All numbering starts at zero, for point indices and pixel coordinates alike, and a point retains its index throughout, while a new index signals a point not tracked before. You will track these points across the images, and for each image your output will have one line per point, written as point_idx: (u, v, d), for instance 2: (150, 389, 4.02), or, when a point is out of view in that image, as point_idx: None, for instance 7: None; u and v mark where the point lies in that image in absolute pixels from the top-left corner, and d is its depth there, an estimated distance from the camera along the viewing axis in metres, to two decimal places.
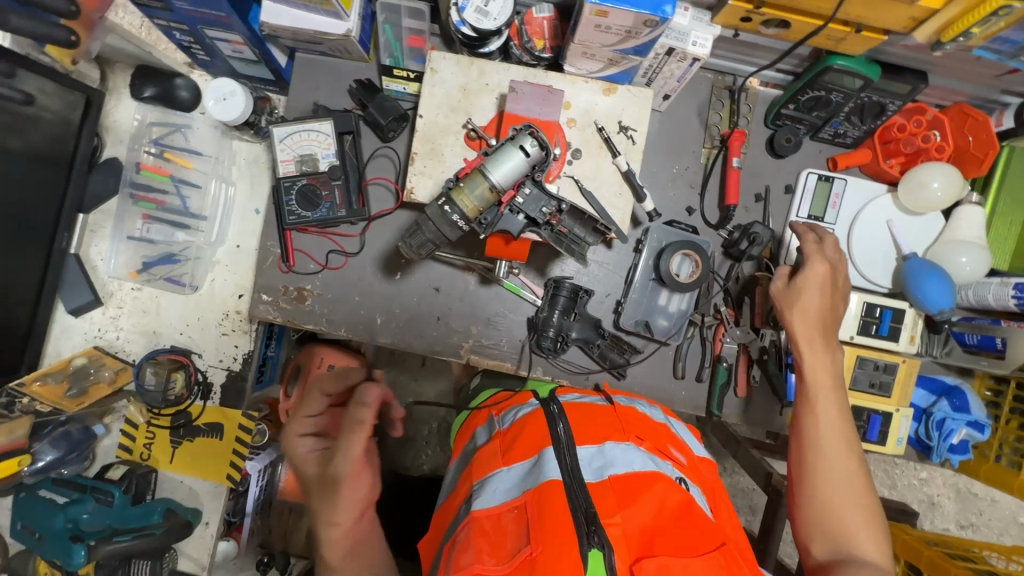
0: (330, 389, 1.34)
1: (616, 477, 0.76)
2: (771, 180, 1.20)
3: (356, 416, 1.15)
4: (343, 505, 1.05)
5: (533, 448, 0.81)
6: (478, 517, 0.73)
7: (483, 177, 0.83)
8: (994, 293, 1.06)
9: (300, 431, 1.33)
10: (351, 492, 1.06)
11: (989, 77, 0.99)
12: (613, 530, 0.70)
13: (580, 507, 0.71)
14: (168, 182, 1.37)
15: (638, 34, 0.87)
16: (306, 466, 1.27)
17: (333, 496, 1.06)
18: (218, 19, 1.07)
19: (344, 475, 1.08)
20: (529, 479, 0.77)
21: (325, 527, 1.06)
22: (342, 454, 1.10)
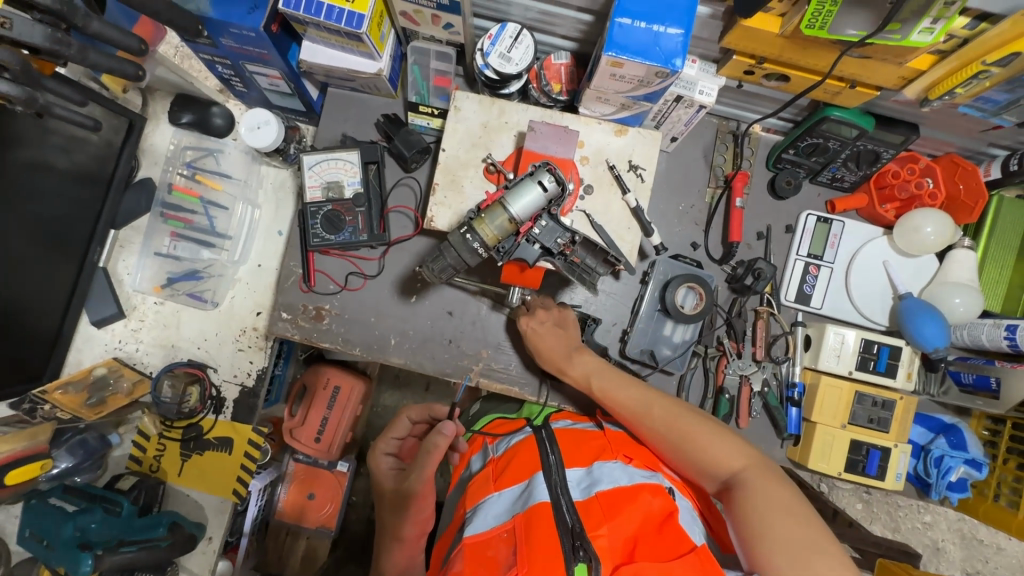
0: (419, 417, 1.12)
1: (603, 494, 0.81)
2: (773, 220, 1.26)
3: (433, 442, 0.97)
4: (412, 522, 0.96)
5: (524, 474, 0.86)
6: (471, 540, 0.77)
7: (503, 209, 0.88)
8: (988, 334, 1.11)
9: (384, 447, 1.09)
10: (420, 511, 0.97)
11: (976, 131, 1.06)
12: (600, 541, 0.74)
13: (566, 525, 0.75)
14: (197, 203, 1.44)
15: (649, 83, 0.94)
16: (385, 485, 1.04)
17: (401, 513, 0.97)
18: (260, 55, 1.15)
19: (419, 496, 0.96)
20: (520, 504, 0.81)
21: (397, 544, 0.98)
22: (413, 474, 0.97)
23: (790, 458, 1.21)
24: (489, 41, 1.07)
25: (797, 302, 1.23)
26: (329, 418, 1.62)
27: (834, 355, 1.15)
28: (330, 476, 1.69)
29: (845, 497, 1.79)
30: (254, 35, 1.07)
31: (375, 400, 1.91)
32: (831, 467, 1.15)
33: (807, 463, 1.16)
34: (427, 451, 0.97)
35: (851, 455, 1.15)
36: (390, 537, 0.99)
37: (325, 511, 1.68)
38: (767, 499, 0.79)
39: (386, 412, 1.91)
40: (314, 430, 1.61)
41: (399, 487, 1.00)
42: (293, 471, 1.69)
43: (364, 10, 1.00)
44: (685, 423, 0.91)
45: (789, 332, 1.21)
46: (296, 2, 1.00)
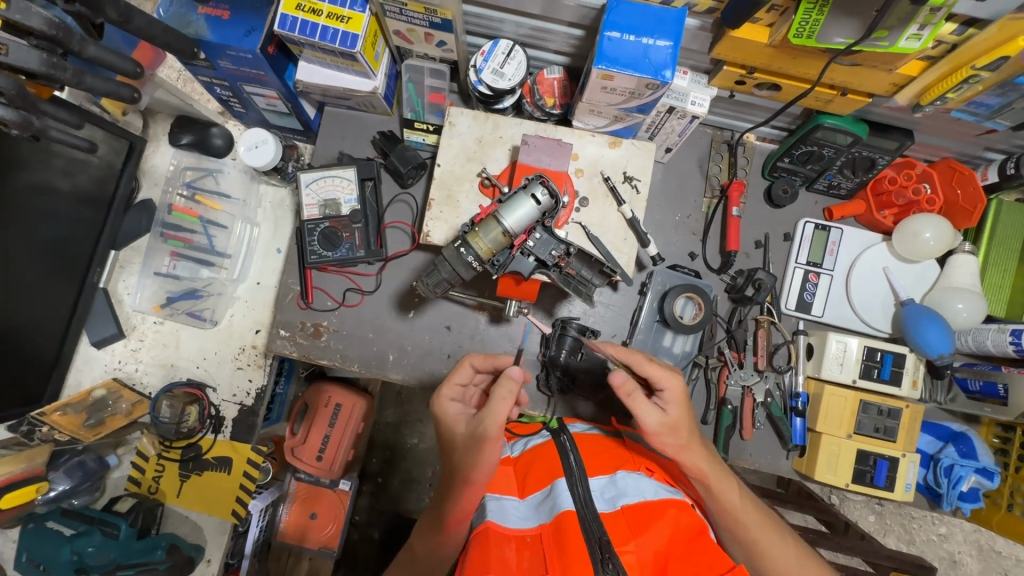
0: (483, 366, 1.03)
1: (627, 506, 0.81)
2: (770, 228, 1.26)
3: (506, 386, 0.88)
4: (483, 467, 0.84)
5: (547, 478, 0.87)
6: (493, 529, 0.79)
7: (497, 222, 0.87)
8: (992, 339, 1.10)
9: (450, 393, 0.97)
10: (492, 456, 0.85)
11: (971, 135, 1.06)
12: (627, 556, 0.75)
13: (594, 535, 0.76)
14: (197, 223, 1.45)
15: (641, 95, 0.94)
16: (453, 433, 0.92)
17: (472, 456, 0.85)
18: (257, 76, 1.17)
19: (492, 439, 0.85)
20: (545, 512, 0.82)
21: (454, 497, 0.87)
22: (486, 414, 0.87)
23: (797, 470, 1.19)
24: (481, 58, 1.08)
25: (798, 310, 1.22)
26: (329, 437, 1.60)
27: (837, 363, 1.14)
28: (332, 495, 1.67)
29: (857, 509, 1.75)
30: (251, 57, 1.09)
31: (378, 417, 1.90)
32: (839, 478, 1.12)
33: (814, 475, 1.14)
34: (499, 394, 0.88)
35: (858, 466, 1.13)
36: (453, 483, 0.87)
37: (327, 531, 1.66)
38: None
39: (389, 428, 1.90)
40: (314, 448, 1.59)
41: (468, 431, 0.89)
42: (297, 490, 1.66)
43: (358, 30, 1.01)
44: (770, 525, 0.89)
45: (791, 341, 1.19)
46: (291, 23, 1.02)
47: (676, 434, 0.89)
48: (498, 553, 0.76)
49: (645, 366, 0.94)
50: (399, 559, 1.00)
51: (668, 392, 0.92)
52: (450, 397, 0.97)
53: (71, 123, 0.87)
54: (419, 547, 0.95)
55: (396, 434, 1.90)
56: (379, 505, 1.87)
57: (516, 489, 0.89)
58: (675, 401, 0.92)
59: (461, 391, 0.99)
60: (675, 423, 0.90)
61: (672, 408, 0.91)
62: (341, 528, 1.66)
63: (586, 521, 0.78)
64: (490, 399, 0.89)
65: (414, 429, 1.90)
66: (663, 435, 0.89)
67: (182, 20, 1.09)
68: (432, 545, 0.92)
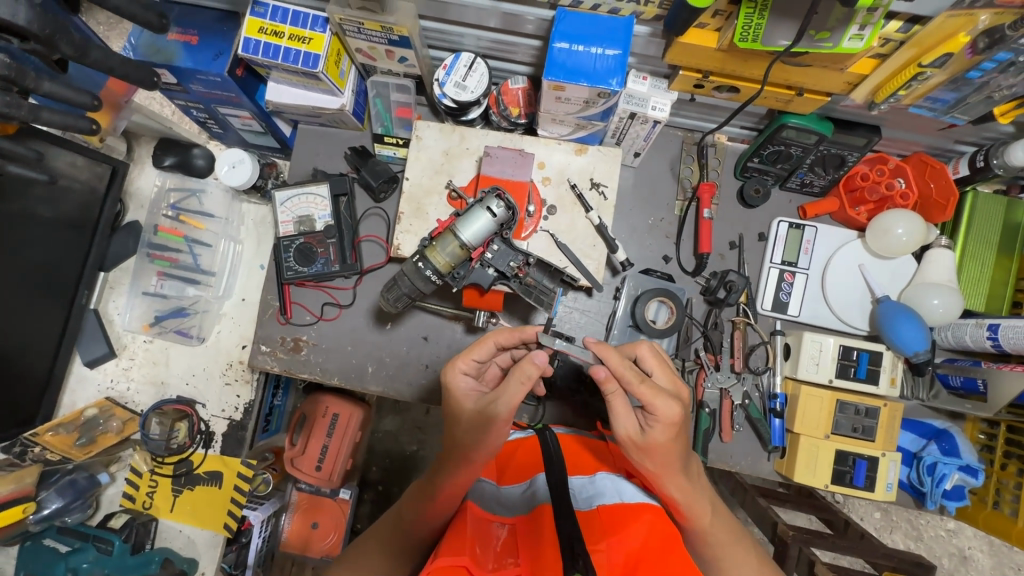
0: (507, 342, 0.94)
1: (604, 509, 0.80)
2: (744, 228, 1.25)
3: (525, 369, 0.81)
4: (488, 447, 0.82)
5: (528, 472, 0.92)
6: (474, 509, 0.80)
7: (454, 236, 0.96)
8: (971, 335, 1.08)
9: (464, 366, 0.91)
10: (498, 437, 0.82)
11: (937, 128, 1.06)
12: (597, 556, 0.70)
13: (567, 533, 0.70)
14: (182, 242, 1.47)
15: (596, 103, 0.97)
16: (462, 406, 0.87)
17: (480, 436, 0.82)
18: (229, 98, 1.20)
19: (503, 421, 0.81)
20: (523, 505, 0.83)
21: (449, 468, 0.85)
22: (500, 394, 0.81)
23: (778, 472, 1.17)
24: (444, 71, 1.09)
25: (774, 310, 1.21)
26: (329, 445, 1.61)
27: (813, 362, 1.13)
28: (333, 505, 1.67)
29: (862, 507, 1.72)
30: (220, 80, 1.11)
31: (376, 426, 1.92)
32: (818, 479, 1.12)
33: (793, 477, 1.12)
34: (517, 374, 0.82)
35: (837, 466, 1.11)
36: (453, 461, 0.85)
37: (327, 541, 1.65)
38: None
39: (386, 436, 1.92)
40: (314, 458, 1.60)
41: (478, 408, 0.84)
42: (298, 500, 1.68)
43: (320, 50, 1.03)
44: (738, 546, 0.92)
45: (768, 342, 1.19)
46: (254, 47, 1.04)
47: (655, 457, 0.80)
48: (476, 530, 0.76)
49: (639, 386, 0.79)
50: (378, 523, 0.98)
51: (659, 416, 0.79)
52: (463, 372, 0.90)
53: (25, 158, 0.90)
54: (402, 518, 0.91)
55: (392, 442, 1.91)
56: (379, 513, 1.87)
57: (496, 475, 0.94)
58: (664, 429, 0.79)
59: (476, 366, 0.92)
60: (653, 447, 0.80)
61: (656, 433, 0.79)
62: (342, 537, 1.65)
63: (561, 517, 0.73)
64: (507, 380, 0.82)
65: (412, 435, 1.91)
66: (640, 453, 0.81)
67: (152, 49, 1.11)
68: (417, 514, 0.89)
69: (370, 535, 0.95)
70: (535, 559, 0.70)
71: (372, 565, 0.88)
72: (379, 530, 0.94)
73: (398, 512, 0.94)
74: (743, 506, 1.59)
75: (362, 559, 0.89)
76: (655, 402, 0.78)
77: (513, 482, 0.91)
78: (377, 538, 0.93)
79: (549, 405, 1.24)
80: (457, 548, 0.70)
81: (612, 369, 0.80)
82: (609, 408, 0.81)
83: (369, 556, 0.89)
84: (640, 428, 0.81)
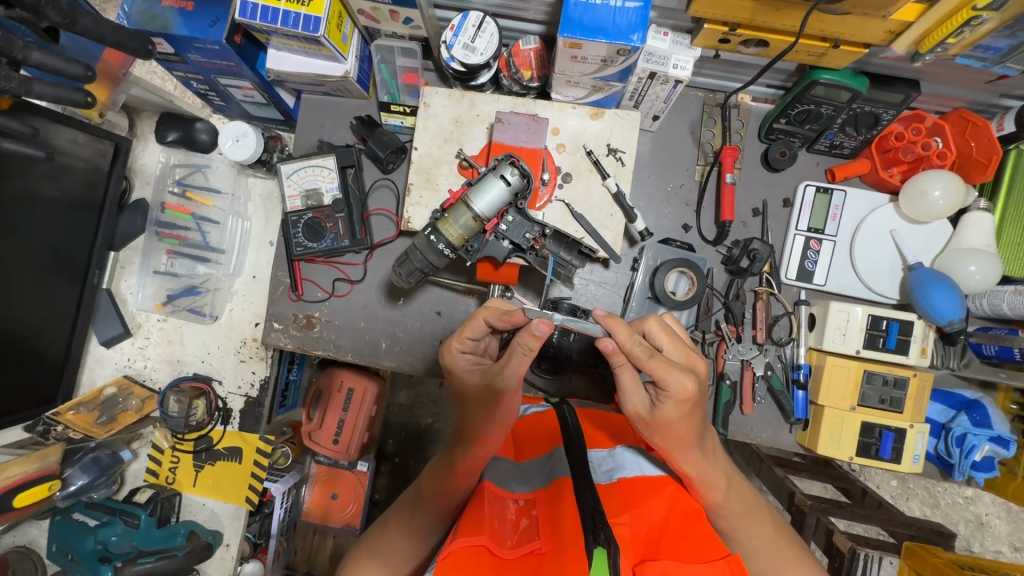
0: (498, 321, 0.83)
1: (623, 482, 0.78)
2: (769, 194, 1.19)
3: (524, 342, 0.75)
4: (498, 422, 0.82)
5: (545, 445, 0.90)
6: (490, 487, 0.79)
7: (467, 208, 0.92)
8: (1009, 302, 1.03)
9: (461, 345, 0.88)
10: (506, 411, 0.82)
11: (983, 81, 0.99)
12: (620, 528, 0.67)
13: (588, 506, 0.68)
14: (190, 219, 1.46)
15: (615, 62, 0.91)
16: (465, 383, 0.87)
17: (488, 411, 0.82)
18: (229, 68, 1.15)
19: (509, 394, 0.80)
20: (542, 479, 0.81)
21: (465, 444, 0.86)
22: (503, 368, 0.79)
23: (800, 444, 1.15)
24: (451, 33, 1.03)
25: (799, 280, 1.17)
26: (346, 419, 1.62)
27: (839, 333, 1.09)
28: (352, 477, 1.69)
29: (879, 476, 1.70)
30: (218, 48, 1.07)
31: (391, 400, 1.92)
32: (842, 452, 1.09)
33: (816, 449, 1.10)
34: (518, 348, 0.77)
35: (862, 438, 1.09)
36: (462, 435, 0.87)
37: (348, 511, 1.68)
38: (789, 552, 0.92)
39: (401, 411, 1.93)
40: (332, 432, 1.62)
41: (483, 383, 0.84)
42: (317, 472, 1.69)
43: (320, 12, 0.98)
44: (755, 518, 0.90)
45: (792, 312, 1.15)
46: (252, 11, 0.98)
47: (665, 433, 0.77)
48: (493, 509, 0.76)
49: (648, 361, 0.73)
50: (400, 501, 0.99)
51: (672, 393, 0.74)
52: (461, 351, 0.87)
53: (20, 135, 0.87)
54: (422, 491, 0.91)
55: (407, 416, 1.92)
56: (397, 485, 1.90)
57: (513, 453, 0.92)
58: (676, 406, 0.75)
59: (473, 344, 0.89)
60: (664, 424, 0.77)
61: (667, 411, 0.75)
62: (362, 508, 1.67)
63: (581, 493, 0.71)
64: (510, 352, 0.79)
65: (426, 408, 1.91)
66: (650, 428, 0.79)
67: (148, 16, 1.06)
68: (432, 490, 0.89)
69: (393, 511, 0.97)
70: (555, 535, 0.68)
71: (398, 543, 0.91)
72: (400, 509, 0.95)
73: (418, 489, 0.95)
74: (759, 476, 1.58)
75: (383, 538, 0.93)
76: (664, 378, 0.74)
77: (531, 456, 0.90)
78: (401, 512, 0.94)
79: (565, 378, 1.22)
80: (474, 528, 0.69)
81: (622, 342, 0.74)
82: (619, 383, 0.78)
83: (392, 539, 0.92)
84: (650, 404, 0.78)
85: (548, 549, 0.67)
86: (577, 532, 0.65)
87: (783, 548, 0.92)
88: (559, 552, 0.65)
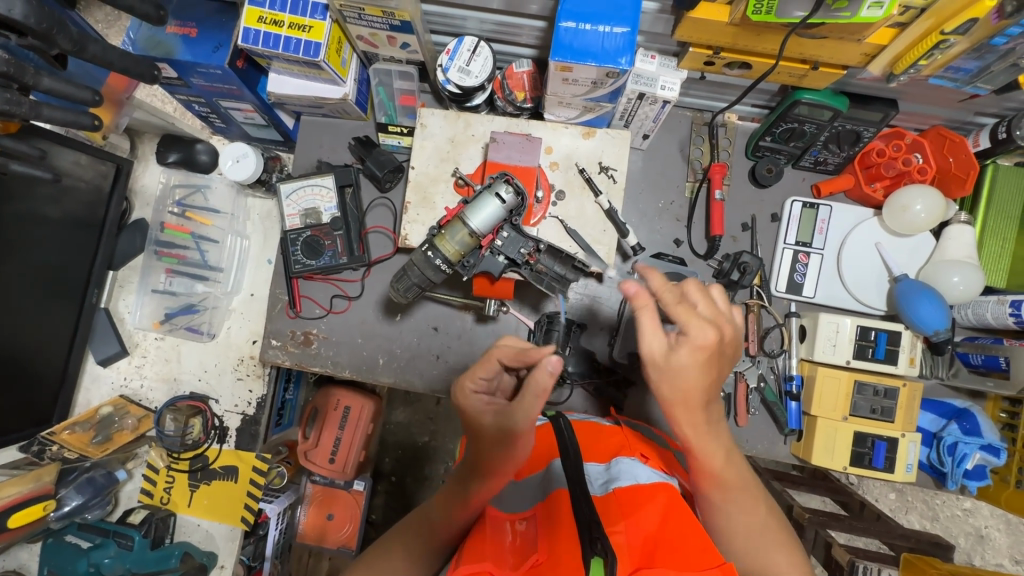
0: (512, 358, 0.86)
1: (620, 490, 0.79)
2: (757, 209, 1.23)
3: (544, 368, 0.75)
4: (516, 460, 0.80)
5: (542, 460, 0.92)
6: (490, 513, 0.81)
7: (463, 225, 0.95)
8: (992, 312, 1.06)
9: (473, 386, 0.86)
10: (523, 449, 0.80)
11: (956, 100, 1.03)
12: (616, 539, 0.70)
13: (584, 515, 0.69)
14: (189, 239, 1.47)
15: (604, 84, 0.94)
16: (481, 424, 0.83)
17: (506, 449, 0.80)
18: (230, 91, 1.18)
19: (526, 436, 0.79)
20: (540, 495, 0.82)
21: (475, 468, 0.85)
22: (517, 409, 0.79)
23: (795, 455, 1.17)
24: (447, 57, 1.06)
25: (789, 292, 1.19)
26: (342, 437, 1.62)
27: (830, 344, 1.11)
28: (348, 496, 1.67)
29: (877, 489, 1.71)
30: (221, 72, 1.10)
31: (388, 418, 1.92)
32: (836, 461, 1.11)
33: (810, 459, 1.12)
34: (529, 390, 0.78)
35: (855, 448, 1.10)
36: (468, 452, 0.87)
37: (345, 531, 1.66)
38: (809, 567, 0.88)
39: (398, 428, 1.92)
40: (327, 451, 1.61)
41: (497, 425, 0.81)
42: (313, 492, 1.67)
43: (320, 38, 1.01)
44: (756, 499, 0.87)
45: (783, 324, 1.17)
46: (254, 37, 1.02)
47: (677, 383, 0.74)
48: (492, 531, 0.77)
49: (677, 305, 0.73)
50: (401, 523, 0.96)
51: (693, 340, 0.73)
52: (476, 393, 0.85)
53: (28, 157, 0.92)
54: (427, 513, 0.92)
55: (404, 434, 1.91)
56: (394, 504, 1.88)
57: (510, 469, 0.94)
58: (692, 353, 0.72)
59: (486, 383, 0.88)
60: (681, 372, 0.73)
61: (693, 369, 0.73)
62: (358, 528, 1.65)
63: (577, 506, 0.72)
64: (522, 395, 0.79)
65: (424, 426, 1.91)
66: (660, 376, 0.75)
67: (152, 42, 1.09)
68: (440, 508, 0.90)
69: (397, 530, 0.94)
70: (550, 548, 0.68)
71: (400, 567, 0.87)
72: (405, 530, 0.93)
73: (423, 511, 0.93)
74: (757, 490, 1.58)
75: (385, 563, 0.88)
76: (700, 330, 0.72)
77: (530, 472, 0.91)
78: (404, 534, 0.92)
79: (559, 391, 1.23)
80: (479, 555, 0.70)
81: (653, 285, 0.73)
82: (641, 313, 0.73)
83: (393, 560, 0.89)
84: (666, 348, 0.74)
85: (544, 561, 0.67)
86: (575, 545, 0.65)
87: (773, 530, 0.84)
88: (555, 563, 0.65)
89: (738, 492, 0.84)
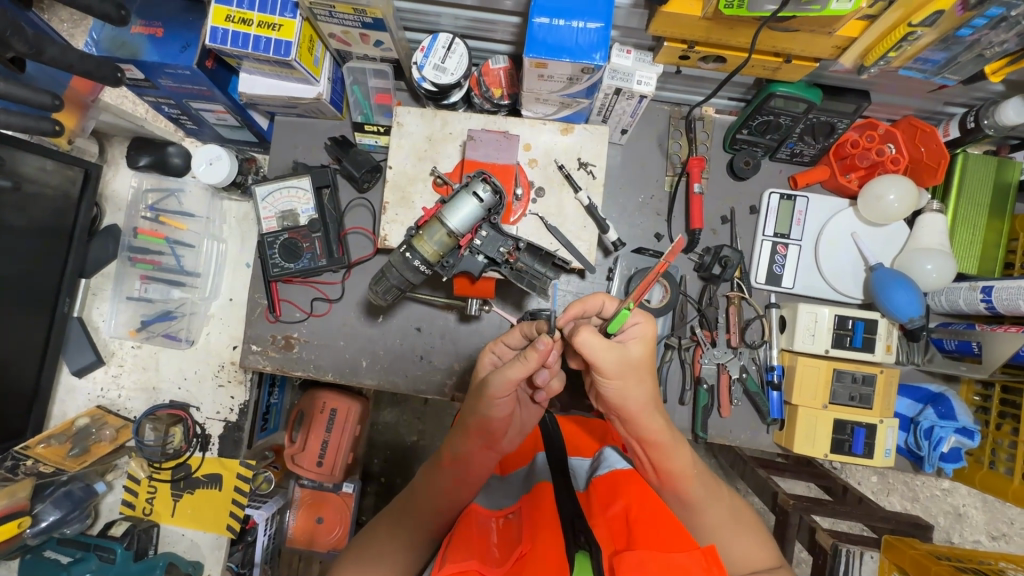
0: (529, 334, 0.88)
1: (598, 481, 0.82)
2: (736, 202, 1.23)
3: (529, 353, 0.80)
4: (482, 416, 0.87)
5: (529, 454, 0.94)
6: (475, 509, 0.81)
7: (441, 225, 0.94)
8: (965, 297, 1.08)
9: (494, 347, 0.94)
10: (493, 408, 0.86)
11: (927, 91, 1.05)
12: (597, 530, 0.71)
13: (568, 512, 0.70)
14: (163, 244, 1.41)
15: (580, 80, 0.94)
16: (478, 374, 0.95)
17: (477, 402, 0.88)
18: (200, 92, 1.15)
19: (493, 393, 0.84)
20: (524, 492, 0.82)
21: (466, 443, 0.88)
22: (498, 368, 0.84)
23: (778, 444, 1.18)
24: (422, 54, 1.05)
25: (768, 283, 1.20)
26: (329, 440, 1.58)
27: (809, 334, 1.13)
28: (336, 498, 1.63)
29: (859, 472, 1.74)
30: (189, 73, 1.07)
31: (375, 418, 1.90)
32: (817, 448, 1.12)
33: (792, 448, 1.13)
34: (522, 358, 0.82)
35: (836, 435, 1.12)
36: (462, 437, 0.89)
37: (334, 535, 1.62)
38: (765, 541, 0.92)
39: (386, 428, 1.90)
40: (315, 454, 1.58)
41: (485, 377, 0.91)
42: (302, 497, 1.64)
43: (291, 37, 0.99)
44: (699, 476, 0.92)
45: (764, 315, 1.18)
46: (222, 37, 1.00)
47: (634, 376, 0.81)
48: (479, 530, 0.76)
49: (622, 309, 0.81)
50: (387, 509, 0.95)
51: (632, 330, 0.82)
52: (492, 351, 0.94)
53: None
54: (413, 492, 0.92)
55: (392, 434, 1.90)
56: (384, 505, 1.88)
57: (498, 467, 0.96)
58: (641, 343, 0.82)
59: (507, 351, 0.94)
60: (638, 364, 0.81)
61: (636, 346, 0.81)
62: (348, 529, 1.62)
63: (563, 502, 0.72)
64: (513, 358, 0.83)
65: (412, 426, 1.90)
66: (625, 380, 0.81)
67: (116, 42, 1.06)
68: (422, 491, 0.91)
69: (382, 515, 0.93)
70: (531, 535, 0.68)
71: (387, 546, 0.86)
72: (390, 514, 0.92)
73: (405, 495, 0.94)
74: (742, 478, 1.61)
75: (371, 544, 0.87)
76: (630, 317, 0.84)
77: (515, 467, 0.93)
78: (390, 518, 0.91)
79: None
80: (464, 553, 0.69)
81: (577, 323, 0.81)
82: (582, 345, 0.77)
83: (381, 543, 0.86)
84: (623, 352, 0.79)
85: (528, 550, 0.66)
86: (555, 531, 0.65)
87: (712, 492, 0.92)
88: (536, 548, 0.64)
89: (678, 450, 0.89)
